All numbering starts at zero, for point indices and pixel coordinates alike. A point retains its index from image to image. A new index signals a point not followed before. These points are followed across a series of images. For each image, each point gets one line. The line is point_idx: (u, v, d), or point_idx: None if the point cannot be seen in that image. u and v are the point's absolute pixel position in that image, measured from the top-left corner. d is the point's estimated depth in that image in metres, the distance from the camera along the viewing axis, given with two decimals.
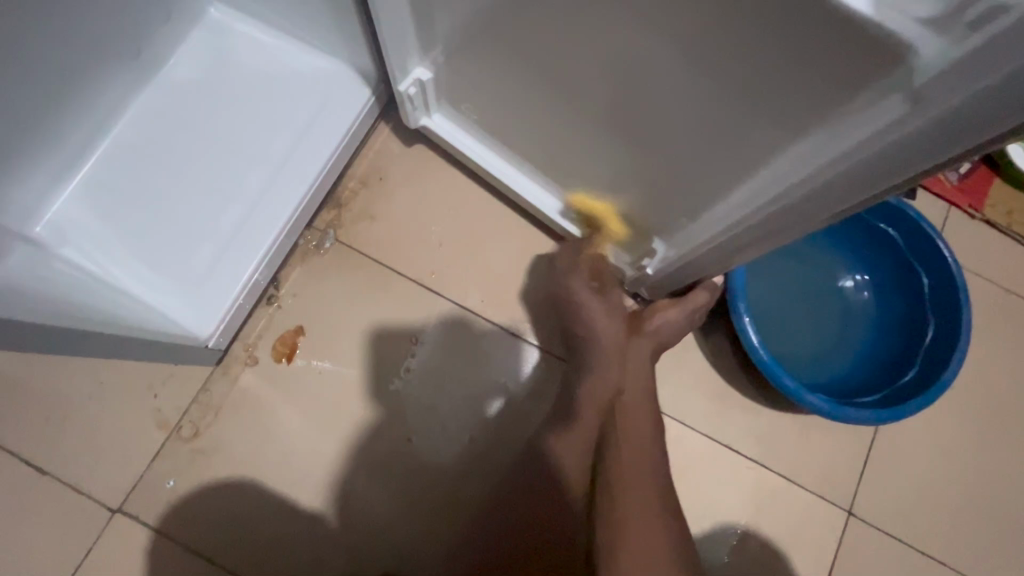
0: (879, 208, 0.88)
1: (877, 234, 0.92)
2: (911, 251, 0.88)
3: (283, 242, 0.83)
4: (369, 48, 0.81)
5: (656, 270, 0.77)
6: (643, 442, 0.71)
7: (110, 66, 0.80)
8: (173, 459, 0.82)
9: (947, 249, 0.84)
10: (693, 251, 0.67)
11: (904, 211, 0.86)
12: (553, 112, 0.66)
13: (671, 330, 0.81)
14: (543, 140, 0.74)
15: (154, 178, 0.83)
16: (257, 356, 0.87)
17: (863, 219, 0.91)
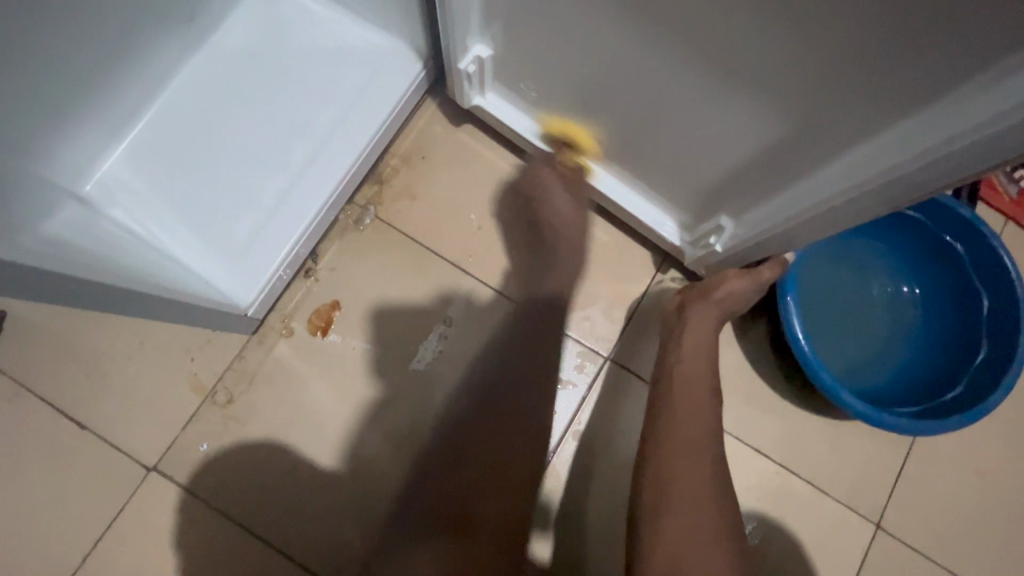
0: (947, 219, 0.83)
1: (936, 243, 0.86)
2: (974, 267, 0.83)
3: (325, 215, 0.83)
4: (423, 23, 0.80)
5: (725, 247, 0.74)
6: (693, 413, 0.72)
7: (164, 29, 0.80)
8: (207, 422, 0.84)
9: (1015, 267, 0.77)
10: (765, 233, 0.65)
11: (975, 225, 0.80)
12: (623, 88, 0.64)
13: (737, 300, 0.80)
14: (607, 120, 0.72)
15: (201, 144, 0.82)
16: (292, 328, 0.88)
17: (923, 224, 0.86)
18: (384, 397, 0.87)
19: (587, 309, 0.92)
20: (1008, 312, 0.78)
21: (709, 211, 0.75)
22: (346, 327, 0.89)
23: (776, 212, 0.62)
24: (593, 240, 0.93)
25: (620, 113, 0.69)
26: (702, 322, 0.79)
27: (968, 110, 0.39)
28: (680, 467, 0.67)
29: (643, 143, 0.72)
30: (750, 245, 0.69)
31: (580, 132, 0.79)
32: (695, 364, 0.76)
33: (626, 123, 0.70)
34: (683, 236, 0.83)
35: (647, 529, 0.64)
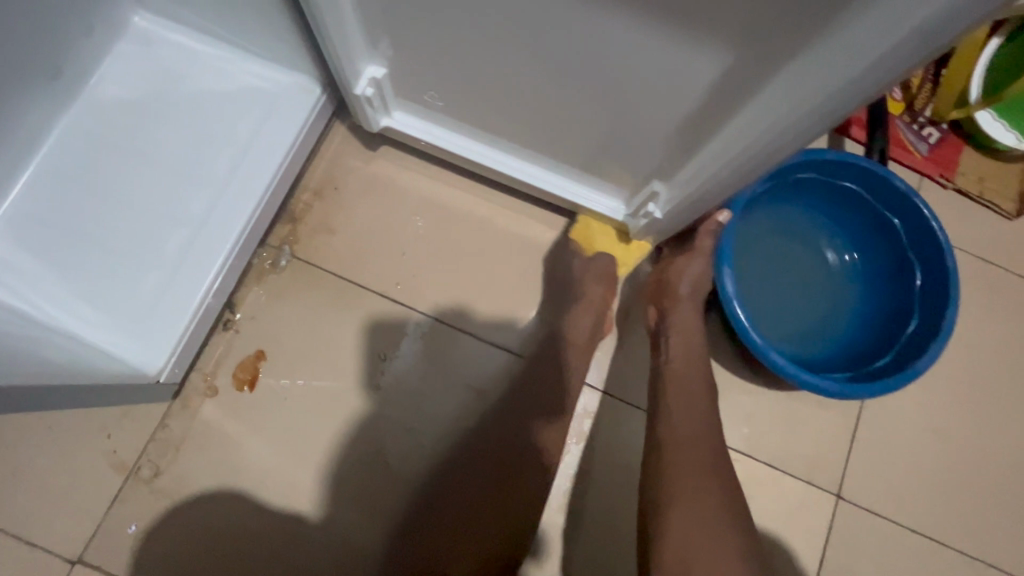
0: (884, 194, 0.82)
1: (878, 218, 0.86)
2: (910, 242, 0.83)
3: (234, 263, 0.78)
4: (311, 52, 0.76)
5: (664, 212, 0.71)
6: (695, 404, 0.73)
7: (30, 88, 0.74)
8: (134, 502, 0.78)
9: (948, 243, 0.77)
10: (696, 192, 0.63)
11: (910, 200, 0.79)
12: (526, 74, 0.61)
13: (704, 280, 0.81)
14: (520, 112, 0.69)
15: (88, 205, 0.76)
16: (217, 386, 0.82)
17: (862, 197, 0.86)
18: (325, 445, 0.83)
19: (527, 325, 0.89)
20: (940, 287, 0.78)
21: (643, 177, 0.73)
22: (275, 377, 0.84)
23: (701, 168, 0.61)
24: (525, 246, 0.91)
25: (530, 103, 0.67)
26: (687, 322, 0.80)
27: (848, 43, 0.39)
28: (682, 462, 0.67)
29: (562, 126, 0.69)
30: (685, 205, 0.67)
31: (492, 131, 0.76)
32: (687, 364, 0.77)
33: (539, 112, 0.68)
34: (623, 208, 0.80)
35: (659, 528, 0.64)
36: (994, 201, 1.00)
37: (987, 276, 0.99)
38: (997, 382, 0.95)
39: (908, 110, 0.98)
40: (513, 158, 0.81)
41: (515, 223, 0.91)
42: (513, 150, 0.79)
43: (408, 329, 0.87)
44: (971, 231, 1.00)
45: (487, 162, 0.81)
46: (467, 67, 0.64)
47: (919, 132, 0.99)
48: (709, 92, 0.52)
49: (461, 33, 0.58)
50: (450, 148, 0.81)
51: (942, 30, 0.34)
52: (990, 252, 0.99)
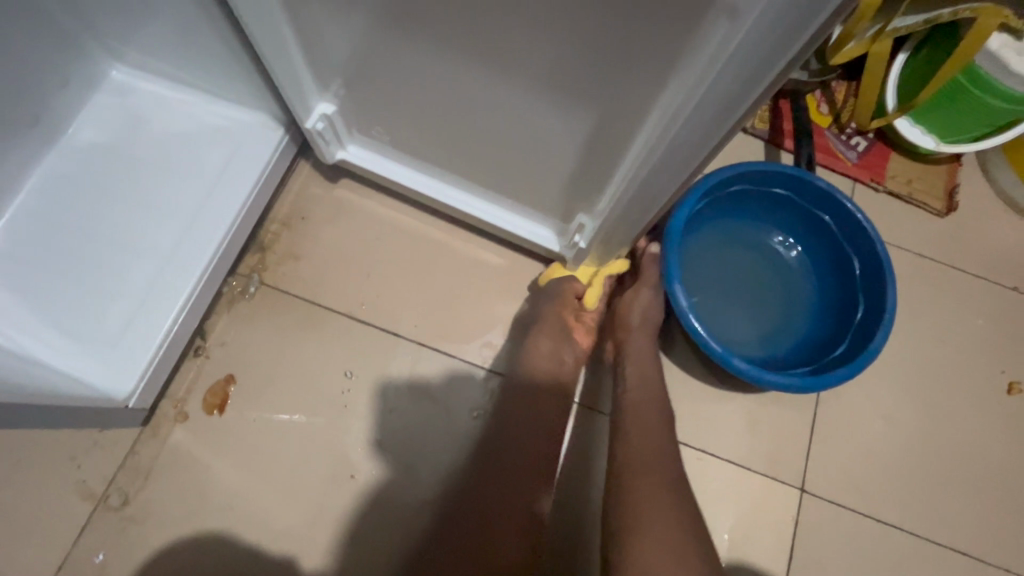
0: (816, 197, 0.88)
1: (813, 219, 0.92)
2: (846, 237, 0.88)
3: (202, 293, 0.82)
4: (271, 94, 0.82)
5: (588, 242, 0.78)
6: (652, 429, 0.75)
7: (10, 136, 0.80)
8: (103, 531, 0.78)
9: (877, 234, 0.83)
10: (614, 214, 0.68)
11: (838, 200, 0.86)
12: (453, 114, 0.67)
13: (654, 310, 0.85)
14: (456, 147, 0.75)
15: (63, 242, 0.81)
16: (187, 412, 0.84)
17: (796, 202, 0.91)
18: (295, 466, 0.84)
19: (489, 338, 0.92)
20: (877, 275, 0.84)
21: (570, 208, 0.78)
22: (244, 401, 0.86)
23: (617, 190, 0.66)
24: (484, 264, 0.96)
25: (463, 141, 0.73)
26: (641, 351, 0.83)
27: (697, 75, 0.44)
28: (643, 486, 0.68)
29: (494, 162, 0.74)
30: (608, 228, 0.72)
31: (437, 164, 0.82)
32: (645, 391, 0.80)
33: (471, 146, 0.73)
34: (558, 241, 0.85)
35: (622, 552, 0.63)
36: (924, 200, 1.06)
37: (925, 271, 1.04)
38: (945, 371, 0.99)
39: (835, 122, 1.06)
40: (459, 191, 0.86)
41: (474, 244, 0.96)
42: (458, 183, 0.85)
43: (375, 348, 0.90)
44: (906, 230, 1.07)
45: (435, 197, 0.87)
46: (405, 106, 0.70)
47: (848, 141, 1.07)
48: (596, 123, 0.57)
49: (394, 74, 0.64)
50: (402, 178, 0.86)
51: (769, 60, 0.39)
52: (926, 248, 1.05)
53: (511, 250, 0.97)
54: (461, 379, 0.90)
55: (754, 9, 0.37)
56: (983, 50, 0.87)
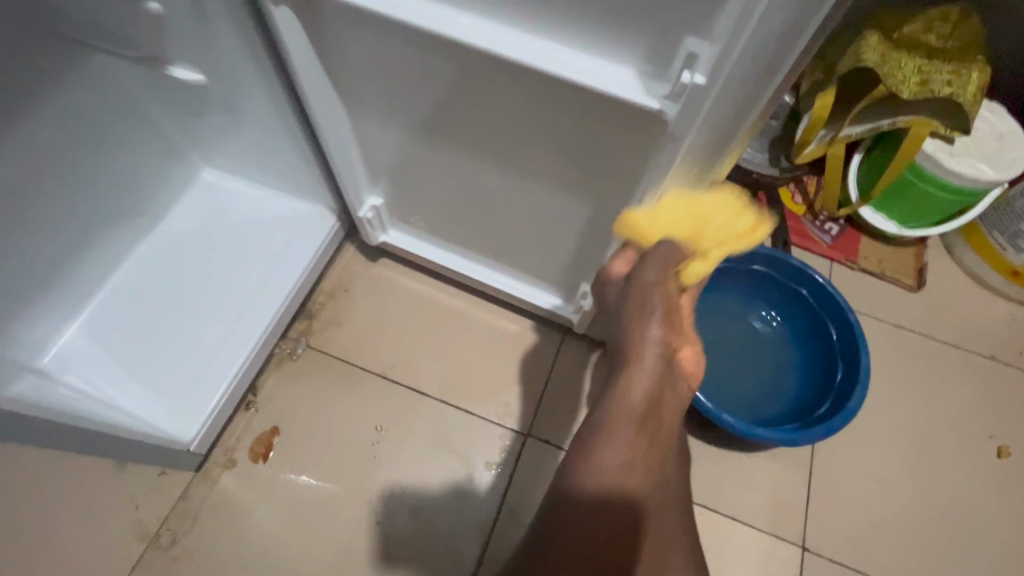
0: (791, 273, 1.01)
1: (791, 292, 1.04)
2: (821, 308, 1.00)
3: (259, 352, 0.96)
4: (329, 189, 1.01)
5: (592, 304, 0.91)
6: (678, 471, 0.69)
7: (120, 224, 0.99)
8: (152, 569, 0.86)
9: (846, 304, 0.95)
10: None
11: (810, 274, 0.98)
12: (480, 205, 0.84)
13: None
14: (481, 230, 0.91)
15: (150, 309, 0.97)
16: (235, 459, 0.94)
17: (774, 277, 1.04)
18: (326, 512, 0.92)
19: (505, 397, 1.03)
20: (851, 340, 0.94)
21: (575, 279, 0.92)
22: (285, 451, 0.96)
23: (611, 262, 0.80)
24: (500, 331, 1.08)
25: (485, 225, 0.89)
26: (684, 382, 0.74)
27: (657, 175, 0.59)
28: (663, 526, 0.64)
29: (511, 241, 0.90)
30: None
31: (462, 243, 0.98)
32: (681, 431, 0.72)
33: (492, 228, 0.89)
34: (566, 306, 0.99)
35: None
36: (897, 277, 1.18)
37: (905, 340, 1.14)
38: (930, 434, 1.05)
39: (809, 210, 1.22)
40: (480, 266, 1.01)
41: (492, 313, 1.10)
42: (480, 259, 1.00)
43: (402, 405, 1.01)
44: (884, 303, 1.18)
45: (460, 269, 1.02)
46: (439, 198, 0.87)
47: (822, 226, 1.22)
48: (593, 210, 0.73)
49: (433, 175, 0.82)
50: (433, 256, 1.02)
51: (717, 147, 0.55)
52: (902, 319, 1.16)
53: (525, 319, 1.09)
54: (478, 434, 1.00)
55: (690, 131, 0.53)
56: (919, 153, 1.03)
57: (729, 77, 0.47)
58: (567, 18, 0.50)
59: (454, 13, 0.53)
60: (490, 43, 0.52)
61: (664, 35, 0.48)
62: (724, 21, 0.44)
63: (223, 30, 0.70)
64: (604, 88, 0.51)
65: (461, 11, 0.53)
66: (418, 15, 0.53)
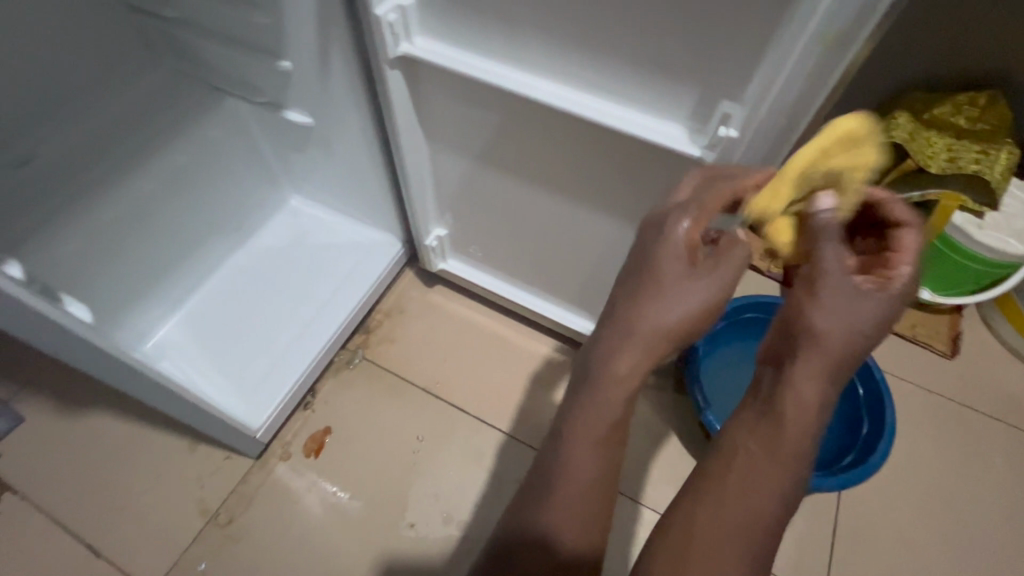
0: None
1: None
2: None
3: (324, 357, 1.08)
4: (400, 219, 1.15)
5: None
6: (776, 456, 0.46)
7: (219, 237, 1.12)
8: (208, 543, 0.95)
9: (873, 361, 0.99)
10: None
11: None
12: (532, 240, 0.95)
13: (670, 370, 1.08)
14: (531, 262, 1.01)
15: (235, 312, 1.10)
16: (290, 451, 1.04)
17: None
18: (365, 510, 1.00)
19: (538, 421, 1.10)
20: (877, 396, 0.97)
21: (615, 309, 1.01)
22: (334, 450, 1.05)
23: None
24: (538, 359, 1.17)
25: (535, 257, 1.00)
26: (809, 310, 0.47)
27: None
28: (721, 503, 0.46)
29: (556, 273, 1.00)
30: None
31: (511, 274, 1.09)
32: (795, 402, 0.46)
33: (540, 259, 1.00)
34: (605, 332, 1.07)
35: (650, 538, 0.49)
36: (930, 342, 1.20)
37: (938, 406, 1.15)
38: (959, 503, 1.05)
39: None
40: (526, 295, 1.11)
41: (532, 341, 1.19)
42: (526, 289, 1.10)
43: (443, 419, 1.10)
44: (917, 367, 1.19)
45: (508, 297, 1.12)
46: (496, 231, 0.99)
47: None
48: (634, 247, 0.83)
49: (494, 211, 0.94)
50: (484, 285, 1.13)
51: None
52: (935, 385, 1.17)
53: (563, 350, 1.18)
54: (510, 453, 1.07)
55: None
56: (948, 224, 1.08)
57: (759, 129, 0.57)
58: (623, 84, 0.62)
59: (533, 78, 0.66)
60: (560, 101, 0.64)
61: (703, 96, 0.59)
62: (750, 91, 0.55)
63: (338, 82, 0.86)
64: (656, 139, 0.62)
65: (539, 77, 0.66)
66: (502, 79, 0.66)
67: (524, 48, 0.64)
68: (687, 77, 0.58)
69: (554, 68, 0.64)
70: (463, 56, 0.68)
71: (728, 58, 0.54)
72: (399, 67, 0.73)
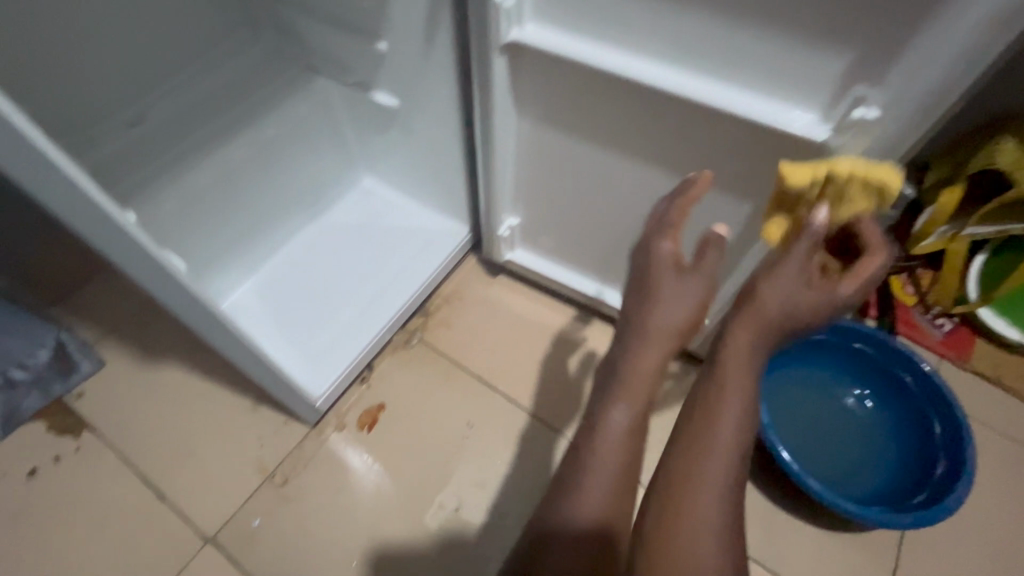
0: (896, 357, 1.00)
1: (893, 378, 1.02)
2: (924, 399, 0.98)
3: (384, 335, 1.11)
4: (471, 207, 1.16)
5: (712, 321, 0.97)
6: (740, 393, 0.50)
7: (296, 209, 1.16)
8: (262, 500, 0.99)
9: (954, 400, 0.93)
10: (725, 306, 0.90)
11: (918, 363, 0.97)
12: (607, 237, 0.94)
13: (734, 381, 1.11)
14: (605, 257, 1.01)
15: (303, 283, 1.14)
16: (345, 423, 1.07)
17: (876, 358, 1.03)
18: (413, 488, 1.02)
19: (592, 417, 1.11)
20: (956, 437, 0.91)
21: None
22: (387, 426, 1.07)
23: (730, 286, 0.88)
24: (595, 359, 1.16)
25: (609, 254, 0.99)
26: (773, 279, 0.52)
27: None
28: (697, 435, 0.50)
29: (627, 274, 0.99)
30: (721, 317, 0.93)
31: (580, 266, 1.08)
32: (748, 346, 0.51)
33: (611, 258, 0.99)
34: None
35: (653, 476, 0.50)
36: (1013, 387, 1.13)
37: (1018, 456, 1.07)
38: None
39: (920, 302, 1.21)
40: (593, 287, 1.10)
41: (591, 340, 1.17)
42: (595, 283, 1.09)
43: (495, 409, 1.10)
44: (996, 412, 1.12)
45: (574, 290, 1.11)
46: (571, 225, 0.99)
47: (933, 321, 1.20)
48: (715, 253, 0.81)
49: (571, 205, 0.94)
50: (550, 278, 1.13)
51: None
52: (1016, 433, 1.09)
53: None
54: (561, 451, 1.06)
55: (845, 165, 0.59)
56: None
57: (899, 116, 0.54)
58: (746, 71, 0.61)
59: (643, 62, 0.64)
60: (668, 84, 0.63)
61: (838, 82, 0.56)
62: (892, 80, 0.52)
63: (434, 65, 0.87)
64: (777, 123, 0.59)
65: (648, 61, 0.64)
66: (613, 65, 0.65)
67: (639, 38, 0.63)
68: (820, 65, 0.56)
69: (667, 59, 0.63)
70: (574, 42, 0.67)
71: (865, 55, 0.52)
72: (505, 53, 0.74)
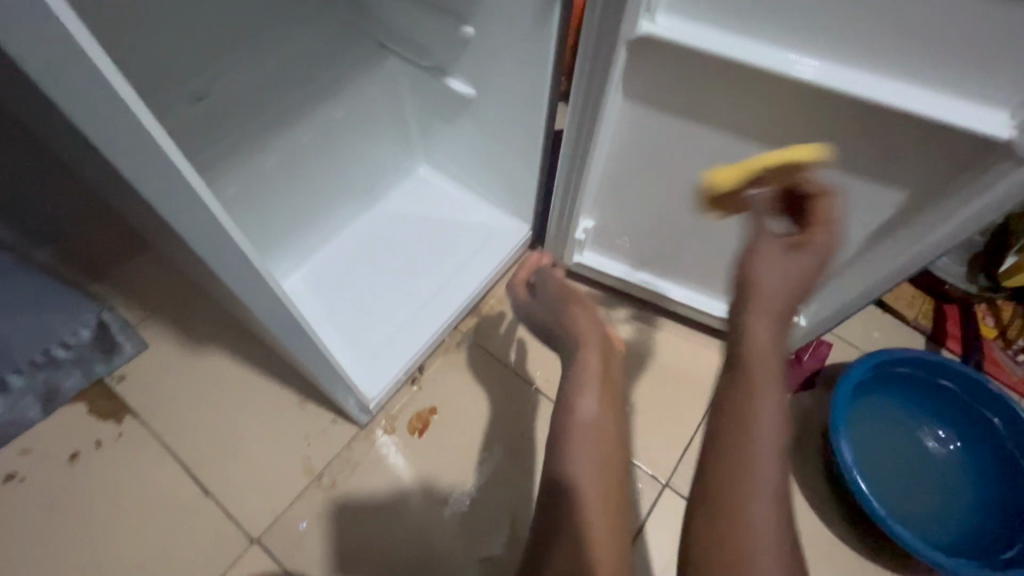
0: (987, 398, 0.94)
1: (980, 418, 0.96)
2: (1016, 444, 0.91)
3: (439, 336, 1.05)
4: (538, 207, 1.10)
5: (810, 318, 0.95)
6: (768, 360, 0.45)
7: (352, 197, 1.10)
8: (309, 502, 0.95)
9: None
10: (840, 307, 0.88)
11: (1012, 407, 0.91)
12: None
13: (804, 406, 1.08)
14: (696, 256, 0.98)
15: (356, 274, 1.08)
16: (395, 426, 1.03)
17: (963, 397, 0.97)
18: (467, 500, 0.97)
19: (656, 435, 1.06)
20: None
21: None
22: (439, 431, 1.03)
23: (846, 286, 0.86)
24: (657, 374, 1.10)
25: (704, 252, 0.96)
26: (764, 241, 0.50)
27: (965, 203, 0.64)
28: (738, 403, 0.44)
29: None
30: (827, 319, 0.91)
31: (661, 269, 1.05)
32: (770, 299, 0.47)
33: None
34: None
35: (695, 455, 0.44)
36: None
37: None
38: None
39: (1002, 336, 1.14)
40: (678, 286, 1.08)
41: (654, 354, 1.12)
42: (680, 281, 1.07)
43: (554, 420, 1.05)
44: None
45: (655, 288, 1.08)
46: None
47: (1015, 357, 1.13)
48: None
49: None
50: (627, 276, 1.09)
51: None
52: None
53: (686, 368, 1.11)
54: None
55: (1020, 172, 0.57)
56: None
57: None
58: (938, 67, 0.56)
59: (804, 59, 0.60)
60: (833, 82, 0.59)
61: None
62: None
63: (528, 56, 0.80)
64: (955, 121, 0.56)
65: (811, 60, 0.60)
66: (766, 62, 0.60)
67: (801, 34, 0.58)
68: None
69: (829, 57, 0.59)
70: (719, 38, 0.62)
71: None
72: (628, 49, 0.67)
